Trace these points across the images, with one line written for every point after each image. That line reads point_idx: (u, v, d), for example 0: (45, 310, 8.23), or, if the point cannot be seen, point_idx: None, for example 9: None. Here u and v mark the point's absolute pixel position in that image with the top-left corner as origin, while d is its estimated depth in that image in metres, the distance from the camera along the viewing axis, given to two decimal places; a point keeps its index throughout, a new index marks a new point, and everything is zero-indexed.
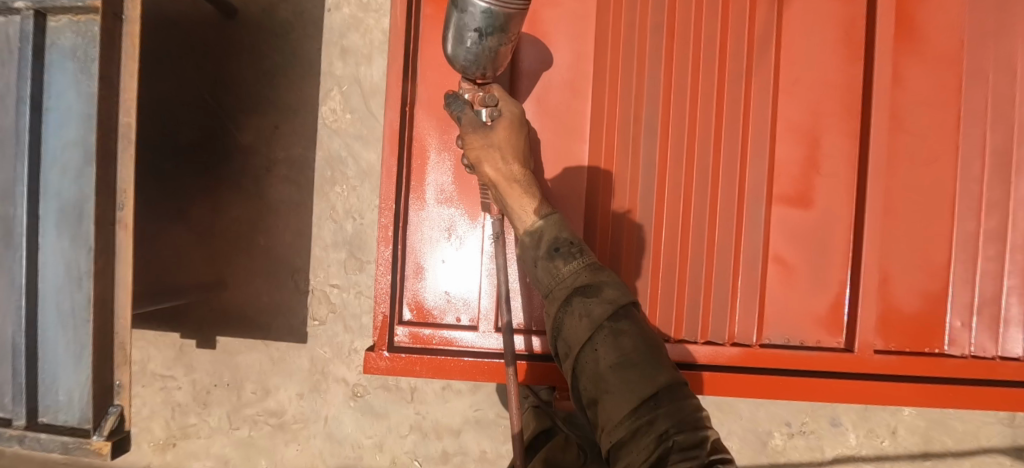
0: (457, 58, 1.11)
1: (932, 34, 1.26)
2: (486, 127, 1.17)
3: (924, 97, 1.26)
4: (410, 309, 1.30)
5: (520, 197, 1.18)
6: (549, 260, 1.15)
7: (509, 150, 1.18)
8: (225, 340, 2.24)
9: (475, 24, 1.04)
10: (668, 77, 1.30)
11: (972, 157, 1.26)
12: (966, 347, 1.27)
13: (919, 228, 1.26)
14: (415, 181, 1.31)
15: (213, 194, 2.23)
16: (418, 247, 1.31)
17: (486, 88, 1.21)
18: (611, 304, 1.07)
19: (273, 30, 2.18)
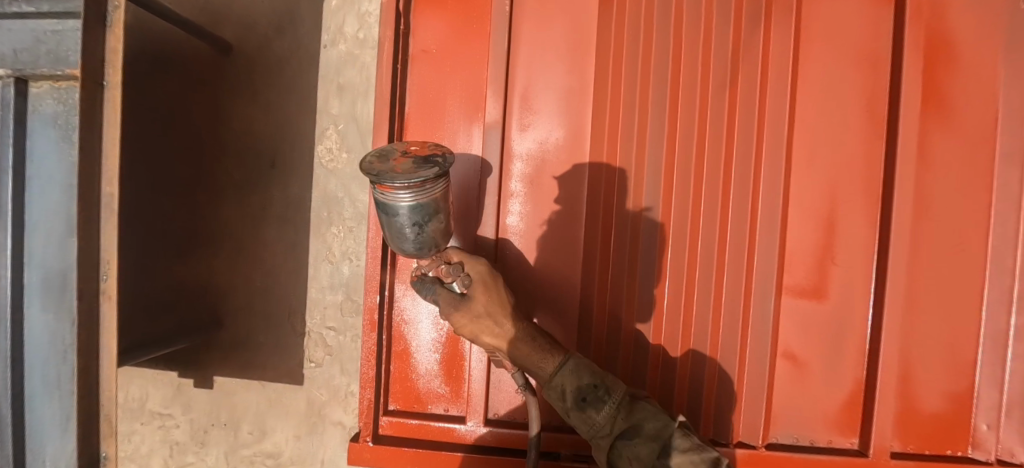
0: (405, 251, 1.06)
1: (961, 114, 1.17)
2: (465, 301, 1.10)
3: (950, 181, 1.17)
4: (395, 397, 1.22)
5: (531, 357, 1.12)
6: (579, 410, 1.10)
7: (499, 314, 1.11)
8: (222, 380, 2.21)
9: (410, 219, 1.00)
10: (670, 157, 1.24)
11: (1004, 247, 1.16)
12: (992, 451, 1.18)
13: (941, 321, 1.18)
14: (402, 260, 1.23)
15: (206, 234, 2.17)
16: (404, 310, 1.22)
17: (447, 258, 1.14)
18: (655, 442, 1.05)
19: (269, 68, 2.13)
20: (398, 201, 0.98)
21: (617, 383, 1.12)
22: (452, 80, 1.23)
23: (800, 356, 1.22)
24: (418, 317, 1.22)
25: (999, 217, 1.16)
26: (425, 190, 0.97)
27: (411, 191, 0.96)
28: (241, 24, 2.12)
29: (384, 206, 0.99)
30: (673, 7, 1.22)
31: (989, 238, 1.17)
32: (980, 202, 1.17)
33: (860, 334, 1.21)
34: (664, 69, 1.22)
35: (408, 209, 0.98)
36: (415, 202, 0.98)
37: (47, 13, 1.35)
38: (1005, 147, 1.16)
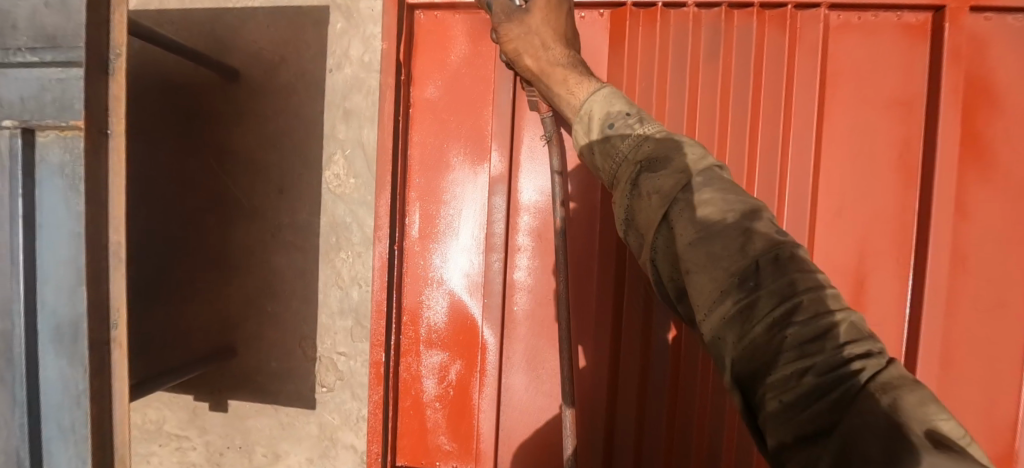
0: None
1: (994, 165, 1.11)
2: (521, 13, 1.06)
3: (986, 235, 1.11)
4: (403, 452, 1.20)
5: (565, 80, 1.05)
6: (603, 140, 1.00)
7: (551, 35, 1.06)
8: (236, 404, 2.23)
9: None
10: None
11: None
12: None
13: (978, 383, 1.12)
14: (407, 316, 1.18)
15: (217, 258, 2.17)
16: (412, 363, 1.18)
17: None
18: (682, 172, 0.87)
19: (276, 92, 2.11)
20: None
21: (653, 125, 0.96)
22: (454, 129, 1.15)
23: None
24: (424, 372, 1.18)
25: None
26: None
27: None
28: (247, 51, 2.10)
29: None
30: (688, 52, 1.13)
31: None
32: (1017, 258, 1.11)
33: None
34: (679, 120, 1.12)
35: None
36: None
37: (51, 62, 1.34)
38: None
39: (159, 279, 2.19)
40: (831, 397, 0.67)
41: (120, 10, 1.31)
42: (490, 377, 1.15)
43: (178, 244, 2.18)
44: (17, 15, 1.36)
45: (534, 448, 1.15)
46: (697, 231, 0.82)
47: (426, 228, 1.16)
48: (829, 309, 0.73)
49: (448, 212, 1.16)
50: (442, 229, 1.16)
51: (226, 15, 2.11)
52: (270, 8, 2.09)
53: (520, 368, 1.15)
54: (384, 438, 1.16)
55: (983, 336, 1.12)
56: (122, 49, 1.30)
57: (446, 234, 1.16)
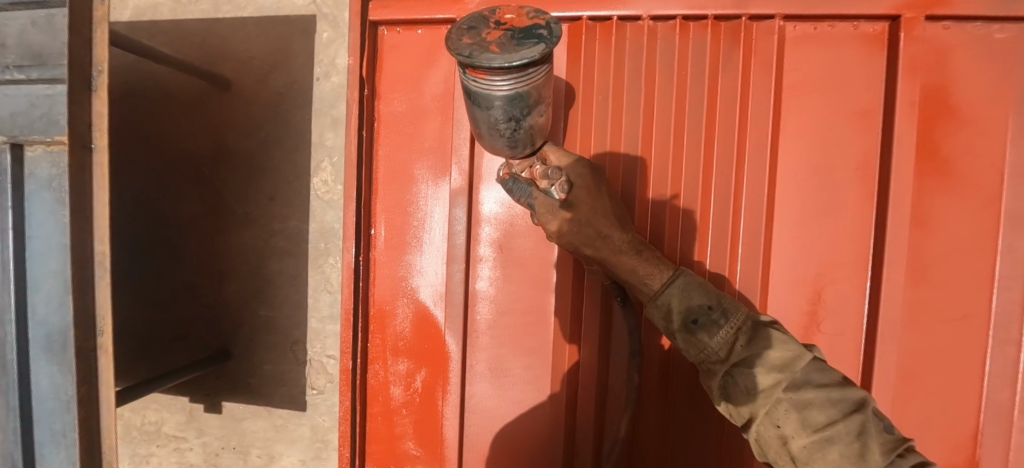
0: (499, 147, 1.01)
1: (947, 173, 1.14)
2: (567, 209, 1.04)
3: (941, 243, 1.15)
4: (374, 458, 1.23)
5: (634, 267, 1.05)
6: (686, 333, 0.99)
7: (603, 221, 1.06)
8: (232, 406, 2.29)
9: (506, 113, 0.92)
10: (642, 222, 1.19)
11: (984, 310, 1.15)
12: None
13: (930, 388, 1.16)
14: (374, 324, 1.21)
15: (212, 265, 2.23)
16: (380, 371, 1.21)
17: (542, 156, 1.09)
18: (779, 372, 0.91)
19: (265, 101, 2.15)
20: (494, 91, 0.88)
21: (738, 310, 0.99)
22: (416, 143, 1.18)
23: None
24: (392, 380, 1.21)
25: (989, 279, 1.15)
26: (528, 77, 0.86)
27: (512, 78, 0.85)
28: (237, 61, 2.15)
29: (478, 97, 0.89)
30: (644, 66, 1.16)
31: (974, 301, 1.15)
32: (968, 263, 1.15)
33: None
34: (635, 135, 1.17)
35: (505, 102, 0.89)
36: (514, 93, 0.88)
37: (38, 79, 1.40)
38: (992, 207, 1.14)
39: (156, 285, 2.25)
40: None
41: (103, 29, 1.36)
42: (454, 385, 1.17)
43: (175, 251, 2.24)
44: (6, 34, 1.41)
45: (497, 454, 1.18)
46: (812, 435, 0.87)
47: (392, 239, 1.19)
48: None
49: (412, 224, 1.18)
50: (407, 240, 1.19)
51: (216, 26, 2.16)
52: (259, 18, 2.14)
53: (484, 377, 1.18)
54: (352, 443, 1.20)
55: (937, 343, 1.16)
56: (103, 66, 1.35)
57: (411, 243, 1.19)
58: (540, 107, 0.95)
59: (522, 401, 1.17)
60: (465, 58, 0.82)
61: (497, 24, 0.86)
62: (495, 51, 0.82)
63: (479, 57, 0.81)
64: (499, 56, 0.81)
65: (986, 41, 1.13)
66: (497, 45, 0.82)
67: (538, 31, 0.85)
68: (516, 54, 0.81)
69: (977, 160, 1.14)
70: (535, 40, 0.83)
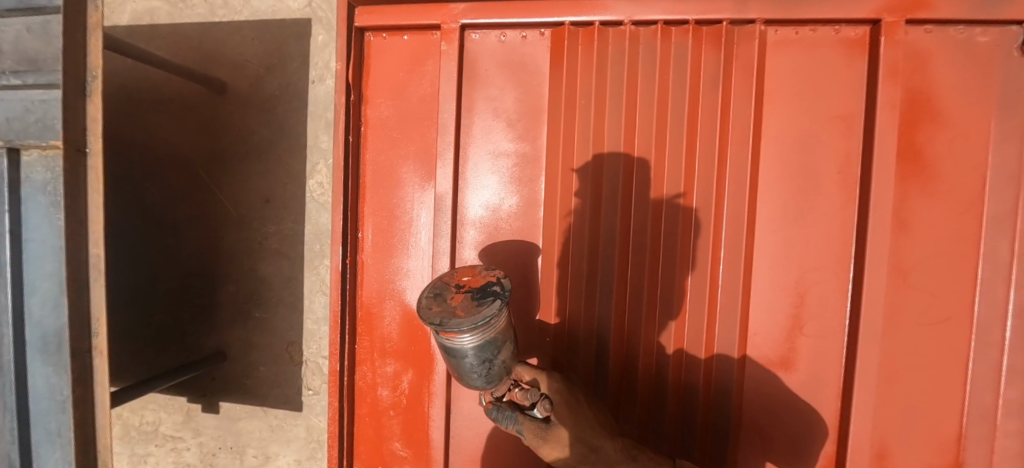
0: (477, 387, 0.97)
1: (926, 177, 1.15)
2: (553, 429, 1.10)
3: (923, 245, 1.16)
4: (362, 458, 1.24)
5: None
6: None
7: (588, 432, 1.12)
8: (229, 406, 2.31)
9: (478, 357, 0.92)
10: (626, 226, 1.20)
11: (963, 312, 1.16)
12: None
13: (911, 390, 1.18)
14: (363, 326, 1.22)
15: (209, 266, 2.26)
16: (368, 373, 1.22)
17: (517, 379, 1.13)
18: None
19: (260, 104, 2.18)
20: (463, 343, 0.90)
21: None
22: (402, 148, 1.19)
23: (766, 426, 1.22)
24: (379, 381, 1.22)
25: (973, 283, 1.15)
26: (489, 325, 0.89)
27: (476, 331, 0.87)
28: (233, 65, 2.17)
29: (450, 353, 0.91)
30: (627, 72, 1.18)
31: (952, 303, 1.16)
32: (947, 266, 1.16)
33: (834, 409, 1.20)
34: (617, 140, 1.19)
35: (474, 348, 0.90)
36: (479, 340, 0.89)
37: (34, 84, 1.42)
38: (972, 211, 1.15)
39: (153, 287, 2.27)
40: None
41: (97, 35, 1.38)
42: (439, 388, 1.17)
43: (172, 254, 2.27)
44: (2, 39, 1.43)
45: (482, 454, 1.19)
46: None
47: (379, 243, 1.20)
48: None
49: (399, 228, 1.20)
50: (393, 244, 1.20)
51: (213, 31, 2.18)
52: (255, 22, 2.16)
53: None
54: (340, 443, 1.22)
55: (919, 345, 1.17)
56: (97, 71, 1.37)
57: (398, 246, 1.20)
58: (507, 341, 0.95)
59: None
60: (436, 324, 0.87)
61: (457, 288, 0.93)
62: (460, 313, 0.89)
63: (448, 326, 0.87)
64: (466, 318, 0.87)
65: (965, 44, 1.13)
66: (461, 308, 0.89)
67: (492, 288, 0.92)
68: (481, 311, 0.88)
69: (956, 164, 1.15)
70: (493, 296, 0.90)
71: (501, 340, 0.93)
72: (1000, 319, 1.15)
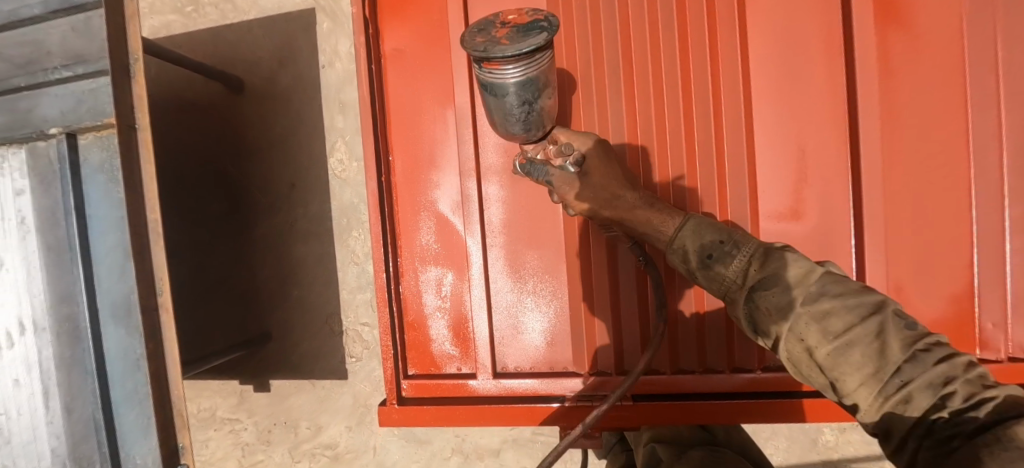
0: (515, 132, 1.16)
1: (895, 39, 1.27)
2: (581, 178, 1.22)
3: (903, 96, 1.28)
4: (413, 363, 1.35)
5: (646, 218, 1.22)
6: (707, 269, 1.15)
7: (615, 183, 1.23)
8: (277, 383, 2.43)
9: (519, 98, 1.08)
10: (631, 108, 1.39)
11: (955, 151, 1.26)
12: (1002, 351, 1.25)
13: (915, 230, 1.28)
14: (404, 240, 1.35)
15: (247, 253, 2.40)
16: (414, 284, 1.34)
17: (553, 138, 1.25)
18: (795, 288, 1.04)
19: (277, 95, 2.34)
20: (506, 78, 1.05)
21: (747, 239, 1.14)
22: (420, 75, 1.33)
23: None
24: (424, 288, 1.34)
25: (960, 120, 1.26)
26: (534, 62, 1.04)
27: (520, 64, 1.02)
28: (248, 62, 2.34)
29: (493, 87, 1.06)
30: None
31: (942, 145, 1.27)
32: (929, 111, 1.27)
33: (845, 253, 1.32)
34: (614, 40, 1.38)
35: (516, 88, 1.06)
36: (523, 78, 1.05)
37: (84, 75, 1.56)
38: (942, 60, 1.26)
39: (196, 279, 2.42)
40: (968, 437, 0.87)
41: (135, 23, 1.53)
42: (479, 283, 1.31)
43: (211, 245, 2.42)
44: (49, 41, 1.57)
45: (525, 342, 1.32)
46: (832, 341, 0.99)
47: (409, 163, 1.34)
48: (970, 384, 0.92)
49: (426, 144, 1.33)
50: (422, 161, 1.34)
51: (226, 34, 2.35)
52: (263, 19, 2.33)
53: (504, 273, 1.33)
54: (394, 352, 1.31)
55: (919, 185, 1.28)
56: (139, 54, 1.52)
57: (429, 162, 1.33)
58: (548, 88, 1.11)
59: (541, 291, 1.32)
60: (481, 49, 1.00)
61: (503, 25, 1.05)
62: (504, 42, 1.01)
63: (491, 51, 1.00)
64: (507, 48, 1.00)
65: None
66: (505, 38, 1.02)
67: (539, 24, 1.04)
68: (518, 44, 1.00)
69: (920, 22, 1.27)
70: (538, 30, 1.02)
71: (535, 87, 1.07)
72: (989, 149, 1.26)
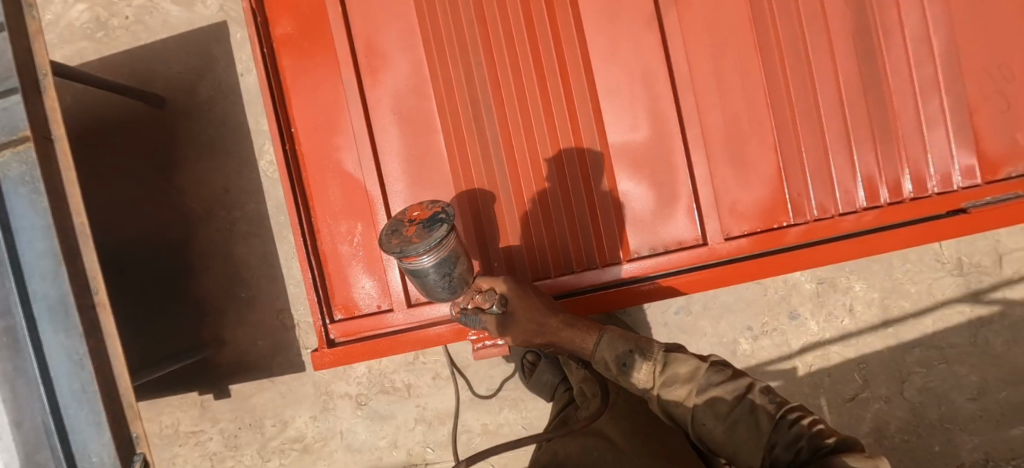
0: (441, 296, 1.31)
1: None
2: (507, 316, 1.41)
3: (723, 17, 1.52)
4: (338, 309, 1.48)
5: (570, 336, 1.51)
6: (626, 374, 1.46)
7: (537, 312, 1.43)
8: (237, 386, 2.48)
9: (438, 272, 1.24)
10: (490, 58, 1.53)
11: (769, 61, 1.53)
12: (808, 214, 1.52)
13: (755, 127, 1.52)
14: (315, 200, 1.48)
15: (190, 264, 2.45)
16: (327, 237, 1.48)
17: (477, 288, 1.42)
18: (687, 380, 1.37)
19: (199, 107, 2.42)
20: (424, 263, 1.21)
21: (652, 346, 1.46)
22: (314, 49, 1.47)
23: (636, 184, 1.53)
24: (338, 240, 1.47)
25: (763, 34, 1.53)
26: (444, 247, 1.21)
27: (432, 253, 1.19)
28: (166, 78, 2.42)
29: (417, 272, 1.22)
30: None
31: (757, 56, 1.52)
32: (745, 29, 1.52)
33: (688, 158, 1.52)
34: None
35: (433, 267, 1.22)
36: (438, 260, 1.22)
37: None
38: None
39: (142, 298, 2.46)
40: None
41: (38, 40, 1.62)
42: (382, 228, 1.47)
43: (154, 263, 2.46)
44: None
45: None
46: (722, 422, 1.28)
47: (310, 131, 1.47)
48: (822, 432, 1.16)
49: (322, 110, 1.47)
50: (322, 127, 1.47)
51: (141, 55, 2.43)
52: (175, 36, 2.41)
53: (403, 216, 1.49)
54: (319, 302, 1.45)
55: (744, 92, 1.52)
56: (47, 69, 1.61)
57: (332, 127, 1.47)
58: (460, 257, 1.28)
59: None
60: (399, 252, 1.16)
61: (410, 222, 1.22)
62: (415, 240, 1.17)
63: (408, 250, 1.16)
64: (421, 245, 1.16)
65: None
66: (415, 236, 1.17)
67: (439, 215, 1.22)
68: (428, 240, 1.16)
69: None
70: (439, 221, 1.20)
71: (450, 256, 1.24)
72: (790, 55, 1.54)
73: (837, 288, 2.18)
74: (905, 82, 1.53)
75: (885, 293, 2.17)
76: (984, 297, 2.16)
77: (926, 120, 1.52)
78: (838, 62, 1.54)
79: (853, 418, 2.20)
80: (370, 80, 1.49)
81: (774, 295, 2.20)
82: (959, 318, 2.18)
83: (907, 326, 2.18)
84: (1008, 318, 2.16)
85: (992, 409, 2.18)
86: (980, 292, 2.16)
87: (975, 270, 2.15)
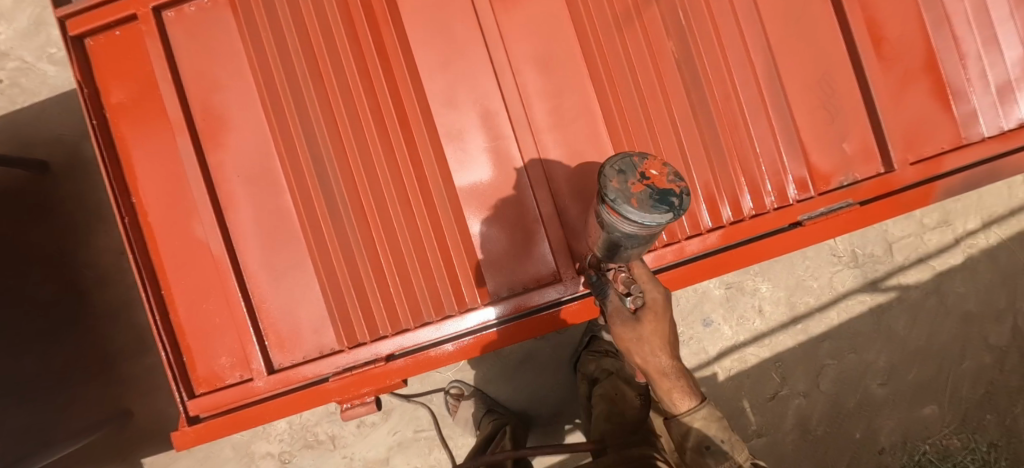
0: (599, 249, 1.08)
1: None
2: (633, 320, 1.16)
3: None
4: (199, 382, 1.33)
5: (666, 386, 1.25)
6: (697, 453, 1.25)
7: (659, 342, 1.19)
8: (152, 459, 2.32)
9: (621, 240, 0.98)
10: (324, 80, 1.30)
11: None
12: (682, 233, 1.28)
13: None
14: (168, 263, 1.33)
15: (90, 333, 2.30)
16: (184, 304, 1.32)
17: (630, 267, 1.17)
18: None
19: (88, 168, 2.31)
20: (620, 225, 0.92)
21: (742, 449, 1.25)
22: None
23: (490, 215, 1.28)
24: (198, 303, 1.32)
25: None
26: (650, 229, 0.90)
27: (636, 227, 0.89)
28: (50, 140, 2.29)
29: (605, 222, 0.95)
30: None
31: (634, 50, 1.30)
32: None
33: None
34: None
35: (620, 235, 0.95)
36: (630, 234, 0.93)
37: None
38: None
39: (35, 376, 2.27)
40: None
41: None
42: (233, 288, 1.29)
43: (47, 335, 2.29)
44: None
45: (287, 335, 1.31)
46: None
47: (157, 187, 1.32)
48: None
49: (165, 163, 1.32)
50: (170, 180, 1.32)
51: (20, 118, 2.30)
52: (56, 96, 2.30)
53: (261, 273, 1.32)
54: (177, 378, 1.30)
55: None
56: None
57: (176, 181, 1.32)
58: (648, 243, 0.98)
59: (297, 282, 1.31)
60: (607, 201, 0.87)
61: (640, 177, 0.88)
62: (635, 202, 0.86)
63: (620, 207, 0.86)
64: (636, 212, 0.85)
65: None
66: (637, 198, 0.86)
67: (672, 197, 0.87)
68: (647, 213, 0.85)
69: None
70: (668, 206, 0.86)
71: (645, 240, 0.95)
72: (681, 53, 1.31)
73: (745, 290, 2.24)
74: (809, 65, 1.33)
75: (788, 290, 2.24)
76: (881, 285, 2.25)
77: (828, 110, 1.32)
78: (727, 49, 1.31)
79: (775, 416, 2.23)
80: (210, 134, 1.31)
81: (687, 304, 2.24)
82: (861, 308, 2.26)
83: (814, 321, 2.25)
84: (906, 302, 2.25)
85: (904, 392, 2.25)
86: (877, 281, 2.25)
87: (868, 261, 2.25)
